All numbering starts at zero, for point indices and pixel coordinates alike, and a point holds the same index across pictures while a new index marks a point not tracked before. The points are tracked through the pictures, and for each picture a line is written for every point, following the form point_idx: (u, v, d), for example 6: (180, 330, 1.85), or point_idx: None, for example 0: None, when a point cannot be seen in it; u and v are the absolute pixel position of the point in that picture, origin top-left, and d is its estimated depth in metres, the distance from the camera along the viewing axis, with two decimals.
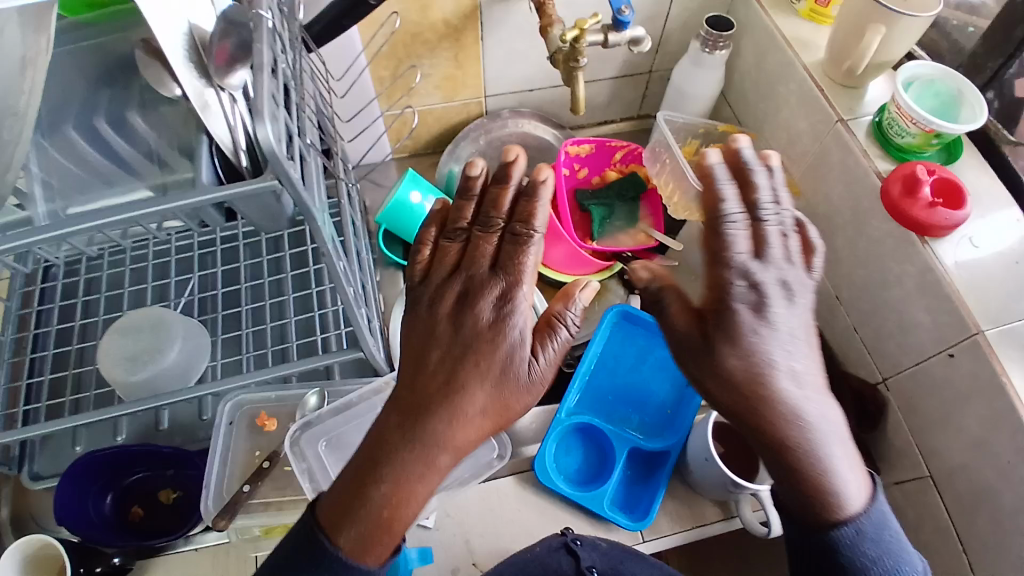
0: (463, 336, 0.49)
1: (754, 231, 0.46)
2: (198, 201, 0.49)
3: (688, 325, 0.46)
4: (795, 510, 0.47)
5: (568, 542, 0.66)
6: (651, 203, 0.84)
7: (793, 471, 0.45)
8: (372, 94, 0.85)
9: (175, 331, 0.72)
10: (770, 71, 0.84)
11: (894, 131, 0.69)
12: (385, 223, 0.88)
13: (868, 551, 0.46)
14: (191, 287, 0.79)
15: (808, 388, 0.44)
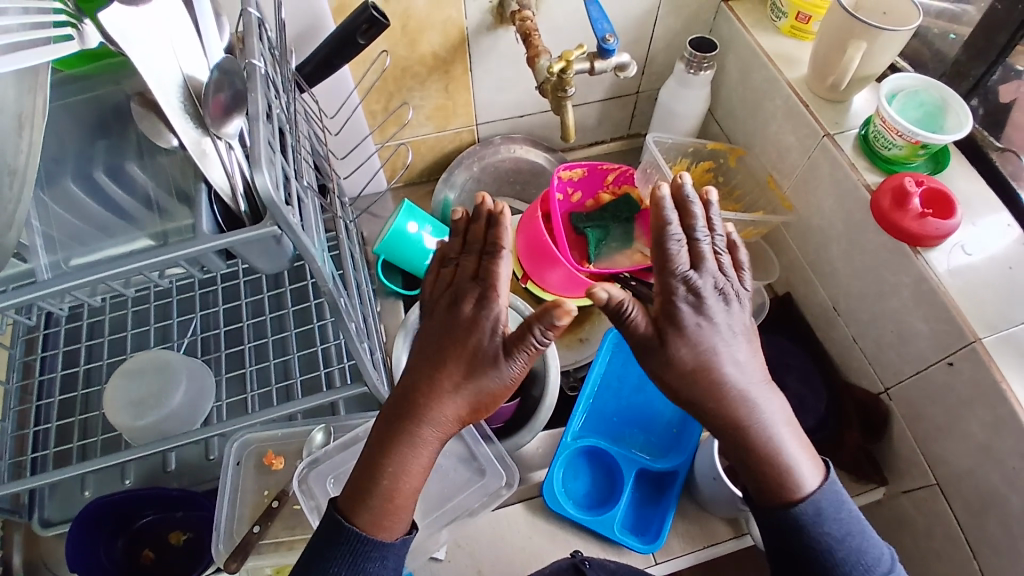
0: (451, 327, 0.51)
1: (691, 248, 0.51)
2: (200, 250, 0.50)
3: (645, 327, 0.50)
4: (755, 491, 0.52)
5: (577, 563, 0.65)
6: (645, 223, 0.85)
7: (743, 452, 0.51)
8: (366, 130, 0.86)
9: (180, 373, 0.73)
10: (755, 87, 0.85)
11: (881, 143, 0.70)
12: (384, 253, 0.88)
13: (826, 532, 0.50)
14: (192, 328, 0.80)
15: (747, 373, 0.51)
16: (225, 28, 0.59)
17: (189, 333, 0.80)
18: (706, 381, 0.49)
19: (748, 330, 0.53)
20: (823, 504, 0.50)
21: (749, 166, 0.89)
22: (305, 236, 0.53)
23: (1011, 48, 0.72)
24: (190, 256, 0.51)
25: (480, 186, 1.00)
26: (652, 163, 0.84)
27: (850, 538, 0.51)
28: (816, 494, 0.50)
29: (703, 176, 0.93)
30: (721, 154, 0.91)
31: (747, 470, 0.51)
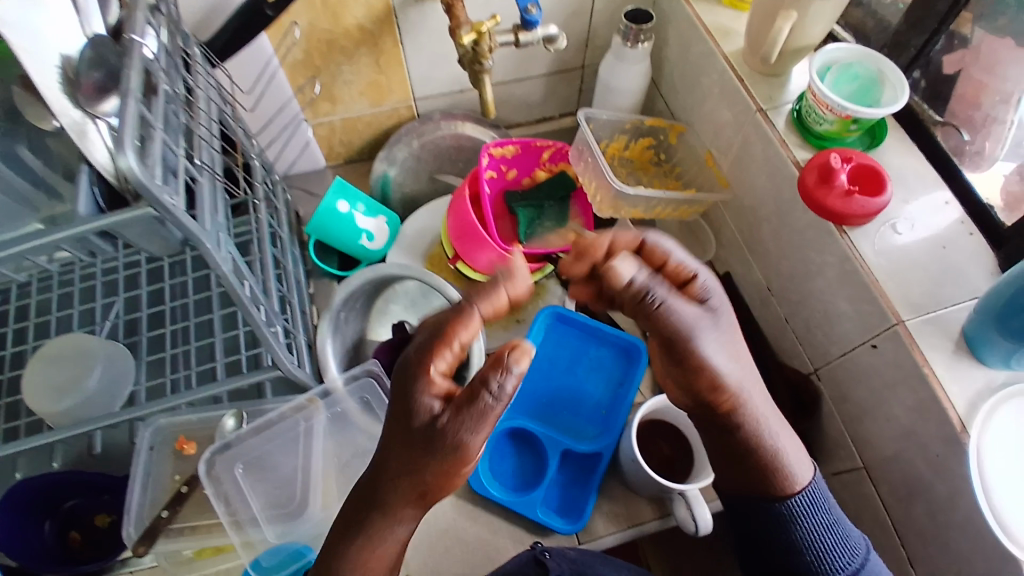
0: (408, 428, 0.46)
1: (648, 300, 0.48)
2: (80, 231, 0.50)
3: (681, 357, 0.50)
4: (744, 480, 0.58)
5: (536, 555, 0.63)
6: (581, 201, 0.83)
7: (737, 454, 0.56)
8: (288, 93, 0.83)
9: (97, 356, 0.72)
10: (694, 61, 0.82)
11: (813, 119, 0.68)
12: (315, 233, 0.86)
13: (807, 521, 0.57)
14: (116, 311, 0.79)
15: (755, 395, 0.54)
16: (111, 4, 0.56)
17: (112, 316, 0.79)
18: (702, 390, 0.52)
19: (721, 346, 0.51)
20: (802, 501, 0.57)
21: (689, 143, 0.85)
22: (188, 218, 0.52)
23: (954, 15, 0.68)
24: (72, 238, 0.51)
25: (420, 164, 0.98)
26: (581, 141, 0.79)
27: (830, 533, 0.57)
28: (799, 489, 0.57)
29: (643, 154, 0.88)
30: (661, 131, 0.86)
31: (740, 469, 0.58)
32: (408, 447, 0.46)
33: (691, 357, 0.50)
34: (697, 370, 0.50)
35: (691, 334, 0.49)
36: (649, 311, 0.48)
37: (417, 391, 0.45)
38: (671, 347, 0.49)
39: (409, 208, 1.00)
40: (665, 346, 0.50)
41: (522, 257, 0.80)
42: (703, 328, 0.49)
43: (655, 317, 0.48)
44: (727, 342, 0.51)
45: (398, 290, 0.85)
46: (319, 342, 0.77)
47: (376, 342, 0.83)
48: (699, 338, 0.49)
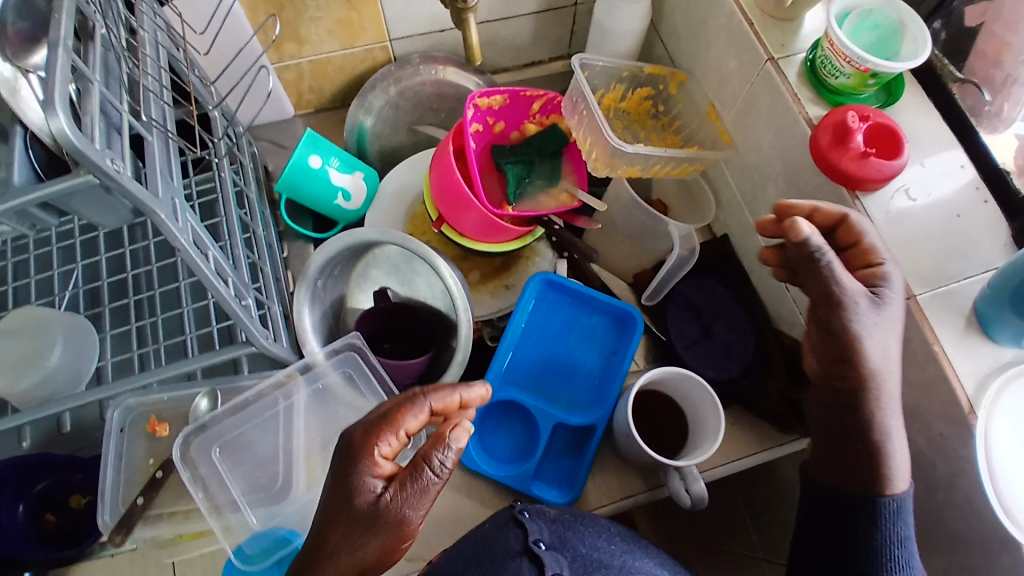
0: (345, 508, 0.47)
1: (824, 266, 0.52)
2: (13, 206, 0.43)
3: (826, 327, 0.55)
4: (848, 471, 0.56)
5: (516, 514, 0.58)
6: (573, 157, 0.78)
7: (851, 430, 0.56)
8: (249, 31, 0.73)
9: (56, 331, 0.65)
10: (698, 1, 0.75)
11: (827, 70, 0.62)
12: (286, 191, 0.80)
13: (887, 530, 0.55)
14: (75, 280, 0.71)
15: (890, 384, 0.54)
16: None
17: (71, 286, 0.71)
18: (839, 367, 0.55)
19: (884, 335, 0.53)
20: (890, 507, 0.55)
21: (692, 94, 0.78)
22: (138, 187, 0.46)
23: None
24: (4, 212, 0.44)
25: (398, 113, 0.90)
26: (576, 91, 0.72)
27: (902, 546, 0.55)
28: (894, 497, 0.55)
29: (640, 107, 0.82)
30: (661, 79, 0.79)
31: (842, 451, 0.57)
32: (349, 527, 0.46)
33: (850, 335, 0.53)
34: (842, 339, 0.54)
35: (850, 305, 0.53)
36: (820, 275, 0.53)
37: (361, 471, 0.47)
38: (823, 307, 0.54)
39: (387, 162, 0.93)
40: (819, 302, 0.55)
41: (510, 219, 0.75)
42: (860, 300, 0.52)
43: (819, 275, 0.53)
44: (885, 333, 0.53)
45: (377, 253, 0.80)
46: (296, 311, 0.71)
47: (359, 310, 0.79)
48: (858, 312, 0.53)
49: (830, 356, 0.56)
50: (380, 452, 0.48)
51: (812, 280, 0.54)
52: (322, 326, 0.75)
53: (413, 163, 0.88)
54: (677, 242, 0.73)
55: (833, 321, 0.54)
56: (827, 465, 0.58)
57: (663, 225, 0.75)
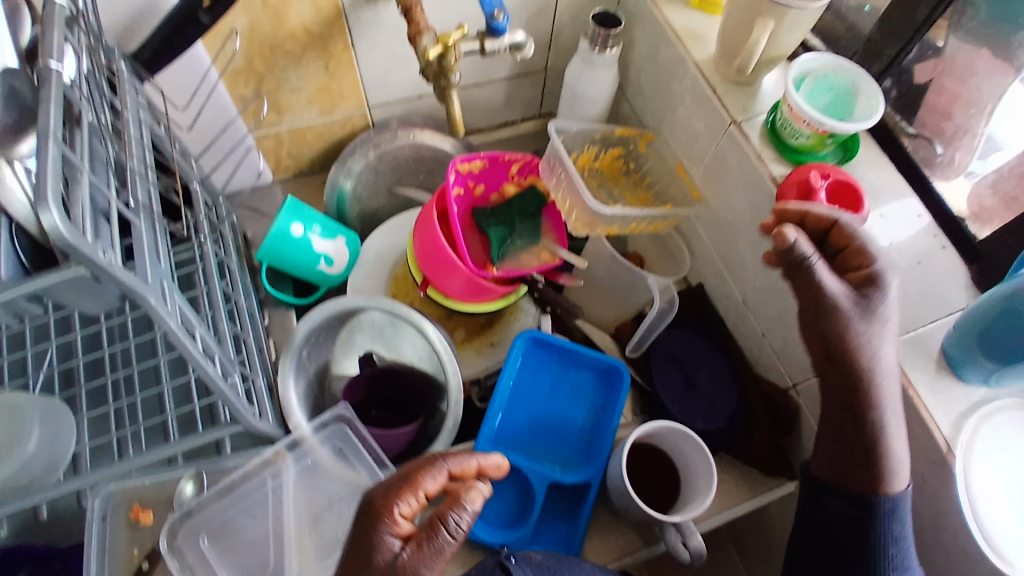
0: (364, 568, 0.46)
1: (813, 274, 0.52)
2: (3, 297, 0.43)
3: (820, 333, 0.55)
4: (851, 471, 0.57)
5: (502, 561, 0.57)
6: (553, 216, 0.80)
7: (854, 435, 0.55)
8: (233, 111, 0.76)
9: (32, 415, 0.60)
10: (663, 66, 0.79)
11: (788, 132, 0.66)
12: (267, 259, 0.79)
13: (888, 527, 0.56)
14: (51, 360, 0.69)
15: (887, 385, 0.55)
16: (24, 25, 0.53)
17: (47, 366, 0.68)
18: (837, 373, 0.55)
19: (878, 336, 0.54)
20: (887, 505, 0.55)
21: (659, 151, 0.83)
22: (128, 274, 0.45)
23: (931, 23, 0.68)
24: None
25: (378, 177, 0.92)
26: (553, 154, 0.75)
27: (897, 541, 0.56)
28: (893, 495, 0.55)
29: (612, 164, 0.84)
30: (631, 140, 0.83)
31: (849, 454, 0.56)
32: None
33: (847, 338, 0.53)
34: (840, 345, 0.54)
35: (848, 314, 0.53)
36: (812, 282, 0.53)
37: (380, 529, 0.47)
38: (818, 316, 0.54)
39: (368, 224, 0.94)
40: (812, 309, 0.54)
41: (495, 279, 0.76)
42: (850, 301, 0.53)
43: (808, 281, 0.53)
44: (878, 334, 0.54)
45: (361, 319, 0.79)
46: (283, 386, 0.71)
47: (344, 376, 0.79)
48: (852, 320, 0.53)
49: (824, 358, 0.56)
50: (398, 511, 0.48)
51: (806, 289, 0.53)
52: (306, 398, 0.75)
53: (396, 226, 0.89)
54: (657, 295, 0.75)
55: (830, 326, 0.54)
56: (832, 466, 0.58)
57: (643, 280, 0.77)
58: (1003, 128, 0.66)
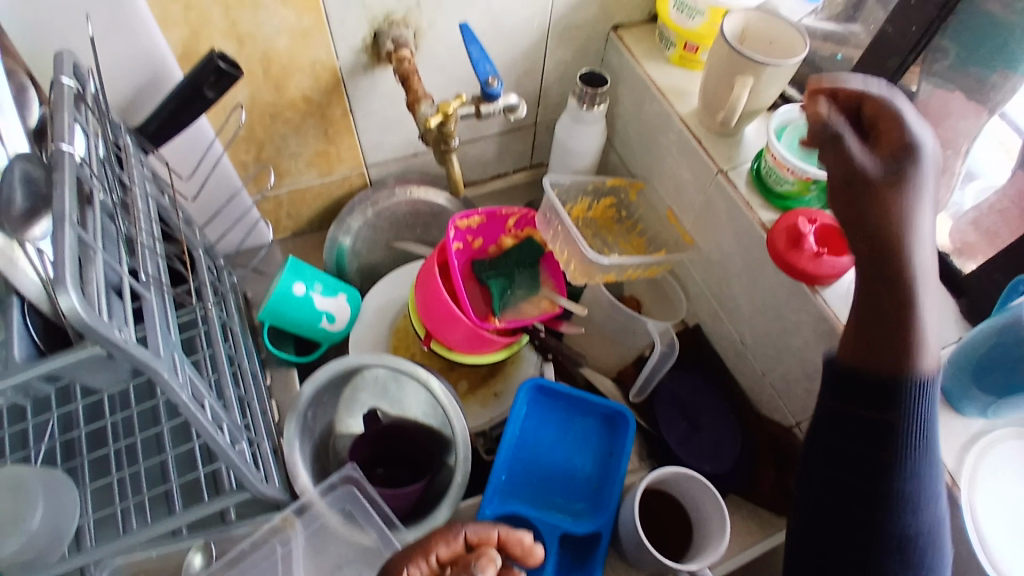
0: None
1: (843, 153, 0.49)
2: (24, 377, 0.44)
3: (854, 206, 0.50)
4: (882, 354, 0.51)
5: None
6: (550, 266, 0.82)
7: (891, 322, 0.50)
8: (237, 183, 0.78)
9: (35, 490, 0.58)
10: (649, 119, 0.83)
11: (774, 179, 0.68)
12: (269, 319, 0.80)
13: (915, 419, 0.51)
14: (52, 431, 0.68)
15: (928, 275, 0.49)
16: (32, 107, 0.54)
17: (48, 437, 0.67)
18: (876, 261, 0.50)
19: (920, 211, 0.49)
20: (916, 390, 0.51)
21: (649, 200, 0.85)
22: (142, 351, 0.46)
23: (904, 70, 0.69)
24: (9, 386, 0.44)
25: (376, 233, 0.94)
26: (549, 207, 0.77)
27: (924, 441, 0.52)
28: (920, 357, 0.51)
29: (605, 214, 0.87)
30: (621, 189, 0.86)
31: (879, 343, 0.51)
32: None
33: (885, 214, 0.48)
34: (881, 221, 0.48)
35: (896, 183, 0.48)
36: (843, 151, 0.49)
37: None
38: (859, 192, 0.49)
39: (367, 279, 0.95)
40: (848, 181, 0.49)
41: (496, 331, 0.77)
42: (887, 171, 0.49)
43: (840, 150, 0.49)
44: (920, 210, 0.49)
45: (364, 376, 0.78)
46: (288, 449, 0.70)
47: (350, 435, 0.80)
48: (889, 191, 0.48)
49: (864, 249, 0.50)
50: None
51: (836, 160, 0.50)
52: (312, 459, 0.74)
53: (395, 280, 0.91)
54: (657, 340, 0.77)
55: (869, 198, 0.49)
56: (861, 352, 0.52)
57: (642, 325, 0.79)
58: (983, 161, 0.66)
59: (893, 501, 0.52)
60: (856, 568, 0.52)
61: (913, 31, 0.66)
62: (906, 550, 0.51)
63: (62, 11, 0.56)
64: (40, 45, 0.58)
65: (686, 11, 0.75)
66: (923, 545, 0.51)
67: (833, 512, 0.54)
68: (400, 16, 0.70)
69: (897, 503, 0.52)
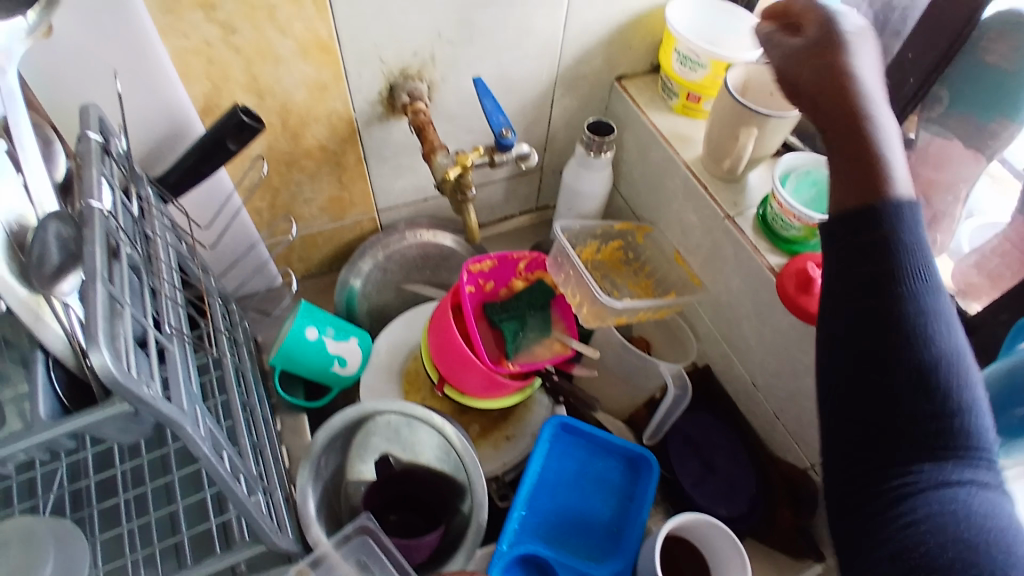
0: None
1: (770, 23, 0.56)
2: (52, 434, 0.44)
3: (802, 73, 0.51)
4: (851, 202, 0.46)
5: None
6: (561, 308, 0.83)
7: (860, 173, 0.46)
8: (255, 235, 0.79)
9: (47, 544, 0.57)
10: (655, 165, 0.85)
11: (779, 225, 0.70)
12: (280, 364, 0.80)
13: (908, 253, 0.43)
14: (60, 480, 0.67)
15: (883, 118, 0.48)
16: (59, 161, 0.55)
17: (56, 487, 0.66)
18: (836, 120, 0.49)
19: (864, 60, 0.50)
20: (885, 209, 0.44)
21: (657, 241, 0.87)
22: (167, 405, 0.46)
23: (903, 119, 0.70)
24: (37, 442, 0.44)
25: (385, 275, 0.94)
26: (560, 251, 0.79)
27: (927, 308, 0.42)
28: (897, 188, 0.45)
29: (613, 256, 0.89)
30: (628, 233, 0.88)
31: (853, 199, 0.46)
32: None
33: (828, 67, 0.49)
34: (825, 78, 0.49)
35: (827, 44, 0.50)
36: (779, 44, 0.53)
37: None
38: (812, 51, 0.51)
39: (377, 320, 0.95)
40: (812, 50, 0.51)
41: (510, 374, 0.78)
42: (814, 27, 0.52)
43: (775, 42, 0.54)
44: (861, 62, 0.50)
45: (376, 421, 0.78)
46: (301, 496, 0.69)
47: (361, 481, 0.80)
48: (824, 46, 0.50)
49: (815, 79, 0.50)
50: None
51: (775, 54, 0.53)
52: (324, 505, 0.73)
53: (404, 322, 0.91)
54: (670, 382, 0.77)
55: (811, 64, 0.50)
56: (841, 194, 0.47)
57: (654, 366, 0.79)
58: (991, 204, 0.68)
59: (920, 368, 0.40)
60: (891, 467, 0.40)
61: (910, 83, 0.67)
62: (943, 398, 0.40)
63: (91, 70, 0.57)
64: (64, 101, 0.58)
65: (688, 63, 0.77)
66: (955, 388, 0.40)
67: (868, 420, 0.42)
68: (415, 70, 0.72)
69: (912, 352, 0.41)
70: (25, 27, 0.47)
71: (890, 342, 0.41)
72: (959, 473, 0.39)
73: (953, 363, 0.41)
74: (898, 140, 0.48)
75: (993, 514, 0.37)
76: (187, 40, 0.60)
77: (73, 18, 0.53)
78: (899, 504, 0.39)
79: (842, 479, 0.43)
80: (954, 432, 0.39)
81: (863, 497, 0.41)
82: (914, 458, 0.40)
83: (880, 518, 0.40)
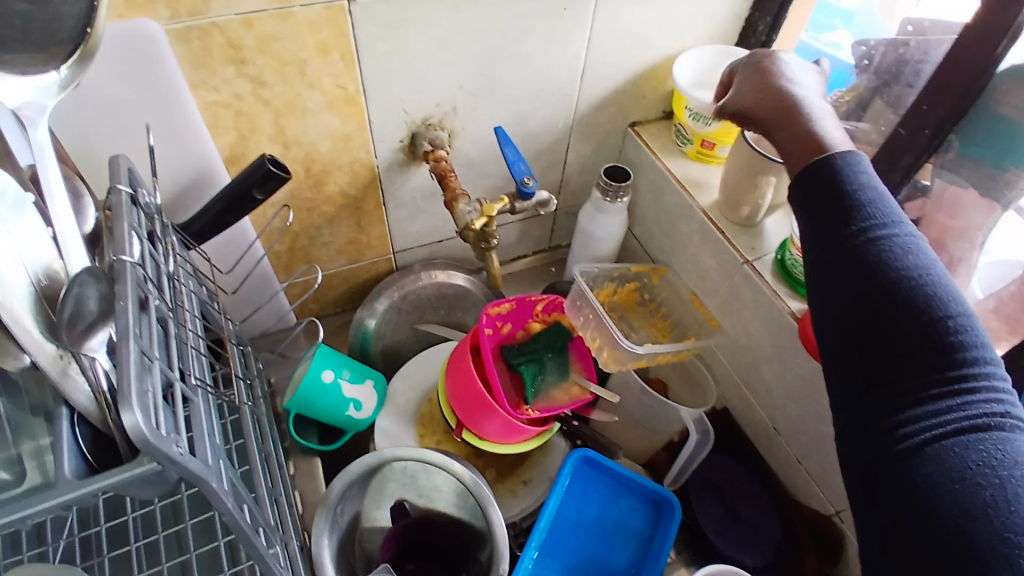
0: None
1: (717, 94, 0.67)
2: (76, 494, 0.43)
3: (747, 93, 0.60)
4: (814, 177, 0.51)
5: None
6: (579, 350, 0.84)
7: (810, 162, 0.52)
8: (276, 285, 0.82)
9: None
10: (669, 209, 0.86)
11: (800, 270, 0.71)
12: (295, 408, 0.79)
13: (871, 206, 0.48)
14: (70, 527, 0.65)
15: (817, 112, 0.55)
16: (88, 214, 0.55)
17: (66, 534, 0.64)
18: (784, 122, 0.56)
19: (797, 77, 0.59)
20: (840, 172, 0.50)
21: (672, 283, 0.87)
22: (194, 462, 0.44)
23: (915, 171, 0.70)
24: (61, 502, 0.43)
25: (400, 315, 0.94)
26: (578, 294, 0.79)
27: (905, 256, 0.46)
28: (848, 156, 0.51)
29: (629, 297, 0.89)
30: (644, 274, 0.88)
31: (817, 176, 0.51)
32: None
33: (765, 90, 0.59)
34: (767, 95, 0.58)
35: (761, 68, 0.60)
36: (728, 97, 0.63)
37: None
38: (754, 79, 0.60)
39: (390, 362, 0.93)
40: (755, 72, 0.61)
41: (529, 420, 0.77)
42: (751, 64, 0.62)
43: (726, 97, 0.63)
44: (794, 78, 0.59)
45: (392, 466, 0.76)
46: (316, 546, 0.68)
47: (376, 528, 0.78)
48: (764, 69, 0.60)
49: (756, 91, 0.59)
50: None
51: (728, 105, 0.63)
52: (339, 554, 0.71)
53: (418, 363, 0.90)
54: (692, 427, 0.77)
55: (753, 91, 0.60)
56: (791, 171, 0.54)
57: (675, 411, 0.79)
58: (1007, 251, 0.67)
59: (909, 307, 0.44)
60: (895, 409, 0.44)
61: (926, 133, 0.67)
62: (937, 335, 0.43)
63: (123, 122, 0.58)
64: (93, 149, 0.59)
65: (700, 118, 0.80)
66: (936, 321, 0.43)
67: (865, 364, 0.46)
68: (437, 119, 0.73)
69: (895, 295, 0.45)
70: (56, 82, 0.45)
71: (875, 295, 0.45)
72: (962, 406, 0.41)
73: (945, 301, 0.43)
74: (833, 117, 0.55)
75: (996, 443, 0.40)
76: (217, 93, 0.60)
77: (108, 74, 0.54)
78: (908, 440, 0.43)
79: (852, 417, 0.47)
80: (951, 372, 0.42)
81: (880, 447, 0.44)
82: (918, 390, 0.43)
83: (889, 453, 0.44)
